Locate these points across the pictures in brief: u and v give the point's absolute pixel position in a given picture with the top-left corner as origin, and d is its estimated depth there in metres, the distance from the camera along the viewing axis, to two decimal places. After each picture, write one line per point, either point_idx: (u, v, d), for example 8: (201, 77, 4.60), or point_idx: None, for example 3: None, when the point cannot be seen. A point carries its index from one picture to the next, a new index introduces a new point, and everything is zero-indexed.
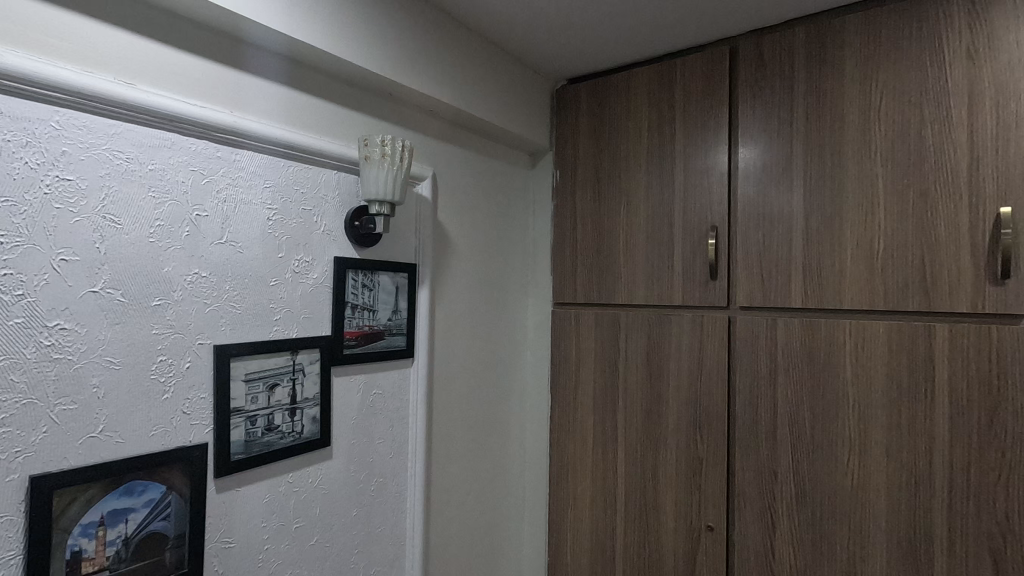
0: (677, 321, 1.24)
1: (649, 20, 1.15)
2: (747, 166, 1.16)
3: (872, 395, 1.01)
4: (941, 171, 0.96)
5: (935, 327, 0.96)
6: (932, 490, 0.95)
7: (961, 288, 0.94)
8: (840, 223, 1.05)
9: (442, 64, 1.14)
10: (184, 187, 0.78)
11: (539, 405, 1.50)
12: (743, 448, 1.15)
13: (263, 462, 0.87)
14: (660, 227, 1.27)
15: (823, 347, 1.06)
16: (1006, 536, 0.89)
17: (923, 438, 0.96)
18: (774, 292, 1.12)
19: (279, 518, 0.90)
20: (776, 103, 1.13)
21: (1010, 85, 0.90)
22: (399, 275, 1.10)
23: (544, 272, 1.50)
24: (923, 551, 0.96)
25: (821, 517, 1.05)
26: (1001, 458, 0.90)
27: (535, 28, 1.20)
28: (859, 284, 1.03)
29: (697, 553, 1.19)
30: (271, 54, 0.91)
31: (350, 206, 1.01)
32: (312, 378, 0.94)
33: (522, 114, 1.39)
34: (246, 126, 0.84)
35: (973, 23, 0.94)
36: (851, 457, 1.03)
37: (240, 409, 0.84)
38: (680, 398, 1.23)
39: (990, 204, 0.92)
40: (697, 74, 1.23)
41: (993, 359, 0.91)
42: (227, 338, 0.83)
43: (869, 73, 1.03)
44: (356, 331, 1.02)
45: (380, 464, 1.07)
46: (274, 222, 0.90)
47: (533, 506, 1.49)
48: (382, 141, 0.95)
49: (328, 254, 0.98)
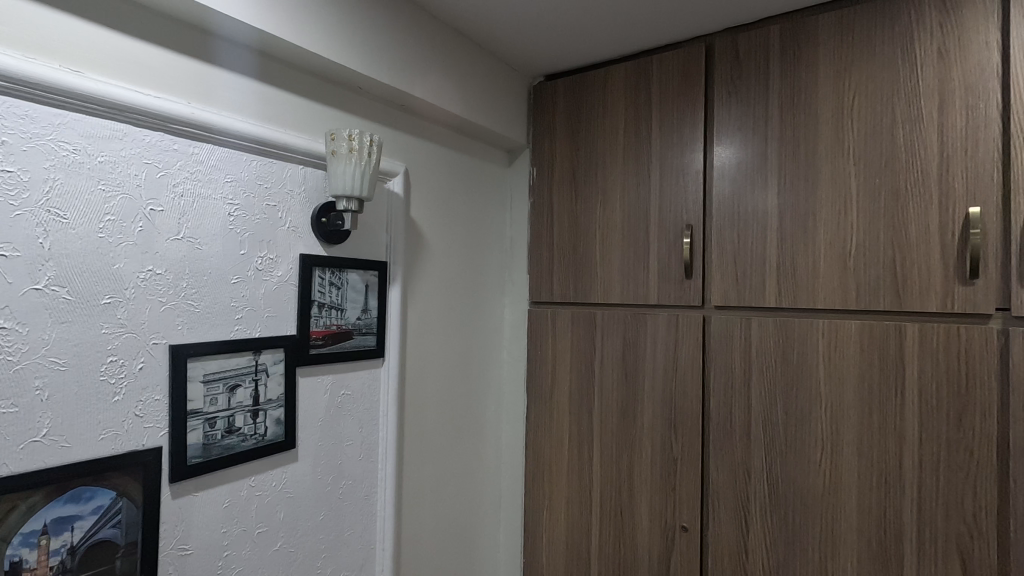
0: (652, 320, 1.23)
1: (626, 16, 1.13)
2: (722, 164, 1.15)
3: (844, 395, 1.01)
4: (912, 171, 0.96)
5: (905, 327, 0.96)
6: (902, 489, 0.95)
7: (931, 287, 0.94)
8: (813, 222, 1.05)
9: (415, 57, 1.12)
10: (137, 180, 0.75)
11: (516, 405, 1.48)
12: (717, 448, 1.14)
13: (222, 466, 0.84)
14: (636, 226, 1.26)
15: (797, 346, 1.06)
16: (974, 535, 0.89)
17: (893, 438, 0.96)
18: (748, 291, 1.12)
19: (241, 523, 0.87)
20: (752, 102, 1.13)
21: (978, 86, 0.91)
22: (368, 274, 1.07)
23: (520, 271, 1.48)
24: (893, 551, 0.96)
25: (793, 517, 1.05)
26: (969, 457, 0.90)
27: (511, 22, 1.18)
28: (833, 284, 1.03)
29: (671, 554, 1.19)
30: (235, 44, 0.88)
31: (318, 202, 0.98)
32: (275, 379, 0.92)
33: (498, 111, 1.37)
34: (207, 118, 0.81)
35: (945, 23, 0.94)
36: (824, 457, 1.02)
37: (198, 411, 0.81)
38: (655, 398, 1.22)
39: (960, 204, 0.92)
40: (673, 72, 1.22)
41: (962, 358, 0.91)
42: (185, 338, 0.80)
43: (842, 72, 1.03)
44: (323, 331, 0.99)
45: (349, 467, 1.05)
46: (235, 218, 0.87)
47: (510, 507, 1.48)
48: (350, 136, 0.92)
49: (293, 251, 0.95)
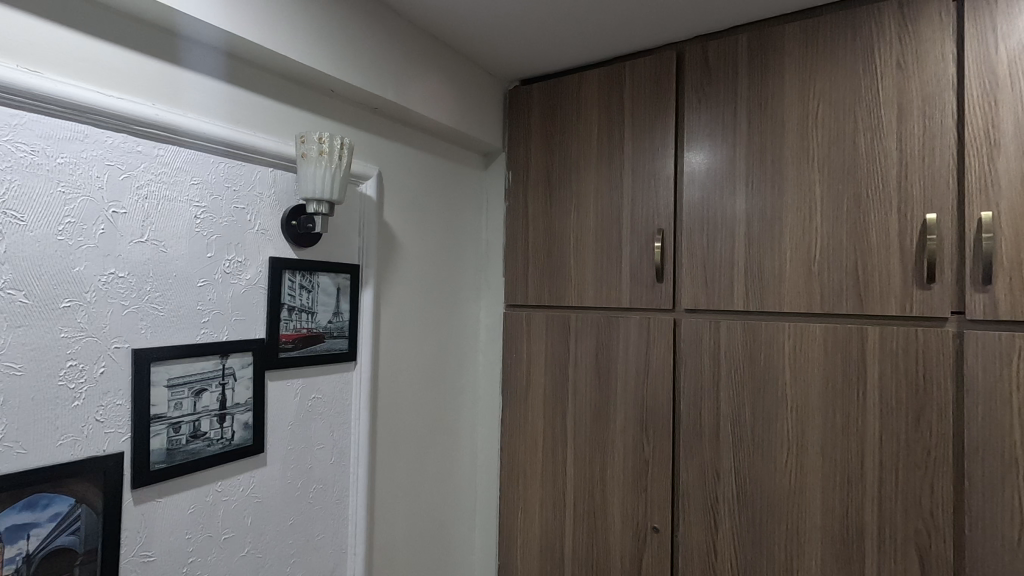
0: (625, 323, 1.25)
1: (598, 22, 1.15)
2: (694, 169, 1.17)
3: (809, 396, 1.03)
4: (873, 177, 0.99)
5: (866, 329, 0.98)
6: (864, 489, 0.98)
7: (890, 291, 0.97)
8: (779, 227, 1.07)
9: (388, 60, 1.12)
10: (99, 181, 0.74)
11: (491, 407, 1.48)
12: (687, 450, 1.15)
13: (187, 472, 0.83)
14: (609, 229, 1.28)
15: (764, 349, 1.08)
16: (931, 532, 0.92)
17: (855, 438, 0.99)
18: (717, 294, 1.14)
19: (207, 529, 0.86)
20: (721, 108, 1.14)
21: (935, 97, 0.94)
22: (340, 276, 1.07)
23: (495, 274, 1.49)
24: (855, 548, 0.98)
25: (761, 517, 1.07)
26: (926, 456, 0.93)
27: (485, 27, 1.19)
28: (798, 288, 1.05)
29: (643, 555, 1.20)
30: (202, 46, 0.87)
31: (288, 205, 0.98)
32: (243, 383, 0.91)
33: (473, 114, 1.37)
34: (172, 120, 0.81)
35: (903, 34, 0.97)
36: (789, 457, 1.05)
37: (162, 416, 0.80)
38: (627, 400, 1.23)
39: (917, 210, 0.95)
40: (645, 78, 1.24)
41: (920, 360, 0.94)
42: (148, 341, 0.79)
43: (807, 81, 1.05)
44: (294, 334, 0.99)
45: (320, 471, 1.04)
46: (201, 220, 0.86)
47: (485, 510, 1.48)
48: (320, 138, 0.92)
49: (262, 254, 0.94)
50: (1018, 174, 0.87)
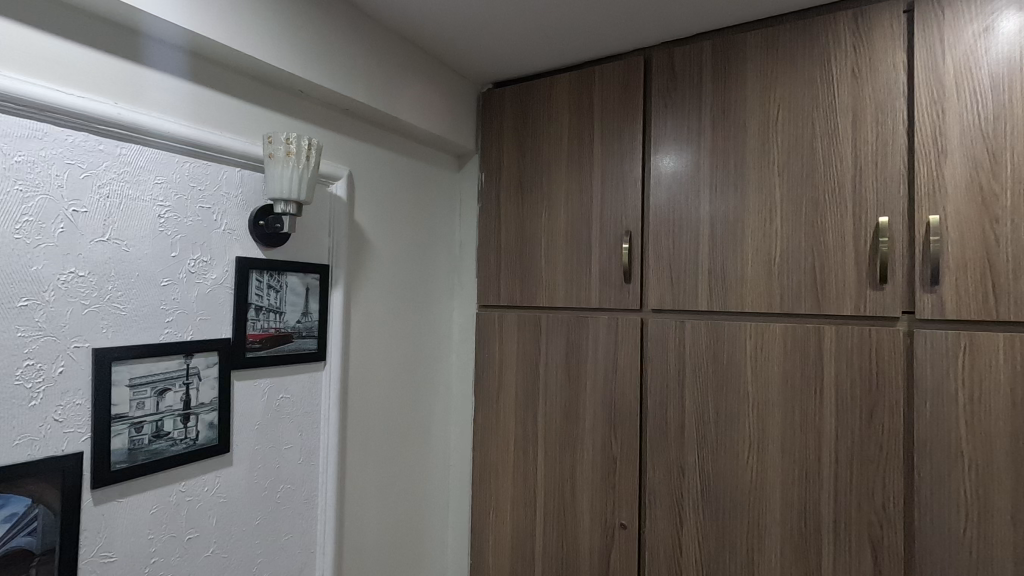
0: (594, 323, 1.27)
1: (567, 27, 1.17)
2: (661, 172, 1.19)
3: (770, 394, 1.06)
4: (829, 182, 1.02)
5: (823, 328, 1.02)
6: (821, 484, 1.01)
7: (846, 291, 1.00)
8: (742, 229, 1.10)
9: (357, 62, 1.12)
10: (59, 180, 0.74)
11: (464, 406, 1.49)
12: (653, 448, 1.17)
13: (149, 472, 0.83)
14: (579, 230, 1.29)
15: (726, 348, 1.10)
16: (883, 524, 0.95)
17: (813, 434, 1.02)
18: (682, 294, 1.16)
19: (170, 529, 0.86)
20: (686, 112, 1.17)
21: (886, 104, 0.97)
22: (309, 276, 1.07)
23: (468, 274, 1.50)
24: (813, 541, 1.01)
25: (724, 512, 1.09)
26: (879, 451, 0.96)
27: (456, 30, 1.20)
28: (758, 289, 1.08)
29: (611, 551, 1.22)
30: (167, 45, 0.87)
31: (255, 205, 0.98)
32: (208, 383, 0.91)
33: (446, 116, 1.38)
34: (135, 119, 0.80)
35: (858, 44, 1.00)
36: (751, 453, 1.07)
37: (123, 416, 0.80)
38: (596, 399, 1.25)
39: (870, 213, 0.98)
40: (614, 83, 1.26)
41: (873, 359, 0.97)
42: (110, 341, 0.79)
43: (768, 88, 1.09)
44: (261, 334, 0.99)
45: (287, 471, 1.04)
46: (165, 219, 0.86)
47: (457, 509, 1.49)
48: (287, 140, 0.92)
49: (229, 254, 0.94)
50: (963, 179, 0.91)
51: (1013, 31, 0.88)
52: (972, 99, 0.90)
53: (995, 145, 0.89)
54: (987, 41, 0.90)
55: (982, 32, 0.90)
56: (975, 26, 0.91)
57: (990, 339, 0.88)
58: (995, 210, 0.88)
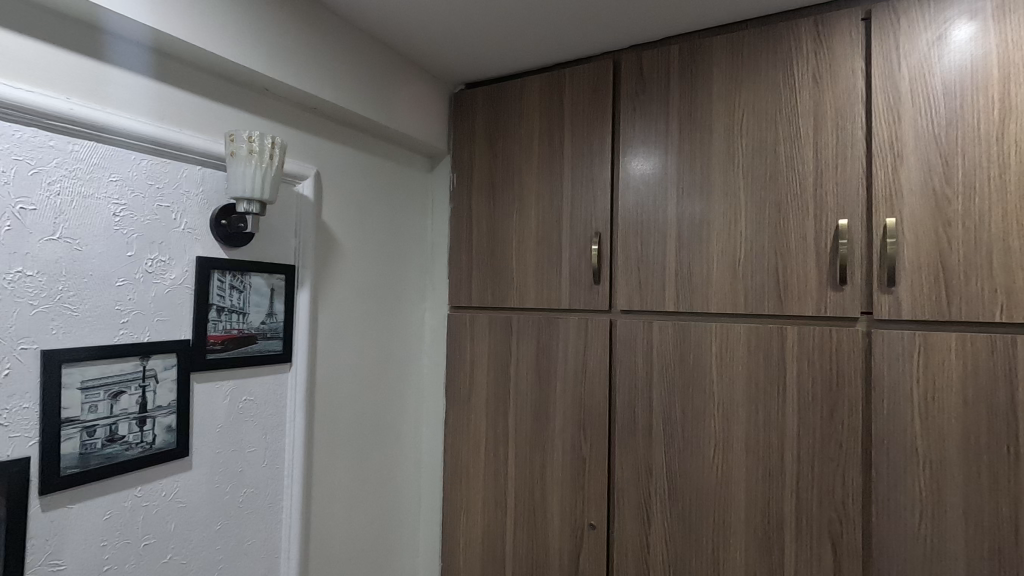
0: (564, 324, 1.27)
1: (536, 29, 1.17)
2: (631, 174, 1.20)
3: (735, 393, 1.07)
4: (792, 185, 1.04)
5: (786, 329, 1.03)
6: (784, 482, 1.02)
7: (808, 293, 1.02)
8: (707, 231, 1.11)
9: (325, 60, 1.11)
10: (6, 176, 0.72)
11: (435, 408, 1.48)
12: (622, 448, 1.18)
13: (102, 476, 0.81)
14: (550, 231, 1.30)
15: (693, 348, 1.12)
16: (843, 520, 0.97)
17: (776, 433, 1.03)
18: (650, 295, 1.17)
19: (124, 535, 0.84)
20: (654, 115, 1.18)
21: (846, 110, 1.00)
22: (274, 277, 1.06)
23: (440, 275, 1.50)
24: (775, 538, 1.03)
25: (690, 511, 1.10)
26: (838, 449, 0.98)
27: (426, 30, 1.20)
28: (723, 290, 1.09)
29: (581, 552, 1.22)
30: (124, 40, 0.85)
31: (217, 204, 0.96)
32: (166, 385, 0.89)
33: (417, 117, 1.38)
34: (89, 115, 0.78)
35: (818, 51, 1.02)
36: (716, 452, 1.08)
37: (74, 419, 0.78)
38: (566, 399, 1.26)
39: (831, 216, 1.00)
40: (584, 85, 1.27)
41: (834, 359, 0.99)
42: (60, 342, 0.77)
43: (733, 92, 1.10)
44: (223, 335, 0.97)
45: (251, 475, 1.03)
46: (121, 218, 0.84)
47: (429, 511, 1.48)
48: (250, 137, 0.91)
49: (189, 254, 0.93)
50: (918, 183, 0.93)
51: (964, 40, 0.91)
52: (926, 105, 0.93)
53: (949, 150, 0.91)
54: (940, 49, 0.92)
55: (935, 40, 0.93)
56: (929, 34, 0.93)
57: (944, 339, 0.90)
58: (948, 214, 0.91)
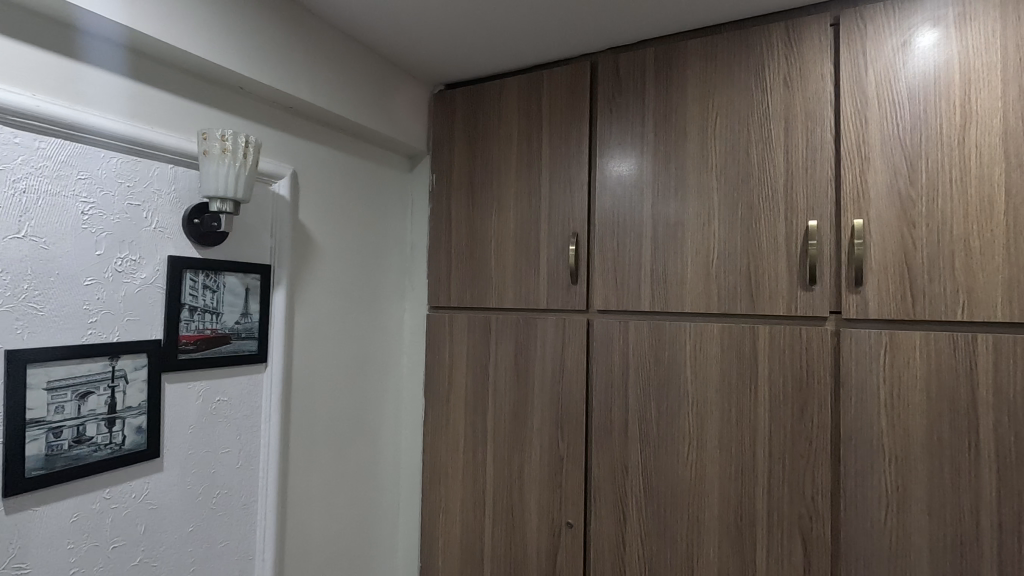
0: (542, 324, 1.28)
1: (514, 31, 1.18)
2: (608, 175, 1.21)
3: (708, 392, 1.09)
4: (764, 187, 1.06)
5: (757, 328, 1.05)
6: (755, 479, 1.04)
7: (779, 293, 1.04)
8: (682, 232, 1.13)
9: (301, 59, 1.11)
10: None
11: (415, 408, 1.48)
12: (598, 447, 1.19)
13: (69, 478, 0.80)
14: (528, 231, 1.31)
15: (668, 347, 1.13)
16: (813, 516, 0.99)
17: (748, 431, 1.05)
18: (625, 295, 1.18)
19: (92, 538, 0.83)
20: (631, 117, 1.20)
21: (816, 113, 1.02)
22: (249, 277, 1.05)
23: (420, 275, 1.49)
24: (747, 535, 1.04)
25: (665, 508, 1.12)
26: (808, 446, 1.00)
27: (405, 31, 1.20)
28: (697, 290, 1.11)
29: (558, 550, 1.23)
30: (94, 37, 0.84)
31: (190, 203, 0.96)
32: (136, 386, 0.88)
33: (396, 117, 1.38)
34: (56, 111, 0.77)
35: (789, 55, 1.04)
36: (690, 450, 1.10)
37: (39, 420, 0.77)
38: (544, 399, 1.26)
39: (801, 217, 1.02)
40: (561, 87, 1.28)
41: (804, 358, 1.01)
42: (26, 342, 0.76)
43: (706, 94, 1.12)
44: (195, 335, 0.96)
45: (224, 476, 1.02)
46: (90, 216, 0.83)
47: (408, 511, 1.48)
48: (222, 136, 0.90)
49: (161, 253, 0.92)
50: (884, 185, 0.95)
51: (928, 47, 0.93)
52: (892, 110, 0.95)
53: (913, 153, 0.93)
54: (905, 55, 0.95)
55: (900, 46, 0.95)
56: (894, 40, 0.96)
57: (909, 337, 0.93)
58: (913, 216, 0.93)
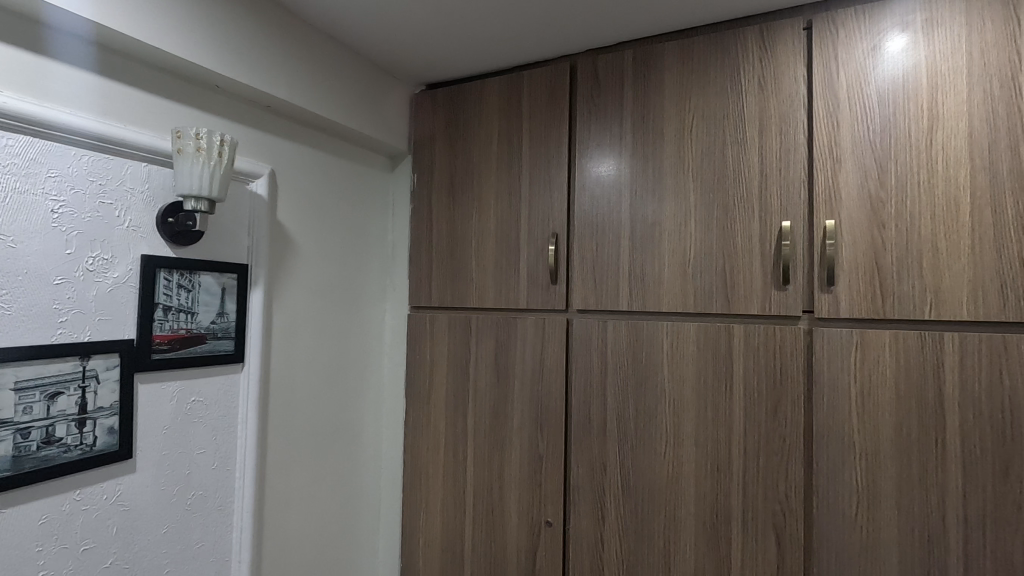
0: (522, 324, 1.28)
1: (493, 32, 1.18)
2: (587, 176, 1.22)
3: (684, 391, 1.10)
4: (739, 188, 1.07)
5: (732, 327, 1.06)
6: (730, 477, 1.05)
7: (753, 293, 1.05)
8: (659, 232, 1.14)
9: (279, 58, 1.10)
10: None
11: (396, 408, 1.48)
12: (577, 445, 1.20)
13: (38, 480, 0.79)
14: (509, 231, 1.31)
15: (645, 347, 1.14)
16: (786, 513, 1.00)
17: (723, 430, 1.06)
18: (604, 296, 1.19)
19: (61, 540, 0.82)
20: (609, 118, 1.20)
21: (789, 116, 1.03)
22: (224, 276, 1.04)
23: (400, 275, 1.49)
24: (723, 532, 1.05)
25: (643, 507, 1.12)
26: (782, 443, 1.01)
27: (384, 31, 1.20)
28: (674, 290, 1.12)
29: (537, 549, 1.24)
30: (64, 34, 0.83)
31: (164, 202, 0.95)
32: (108, 386, 0.87)
33: (377, 117, 1.38)
34: (25, 108, 0.77)
35: (764, 58, 1.06)
36: (667, 449, 1.11)
37: (6, 421, 0.76)
38: (524, 398, 1.27)
39: (775, 218, 1.04)
40: (541, 87, 1.29)
41: (777, 356, 1.02)
42: None
43: (683, 96, 1.13)
44: (169, 335, 0.95)
45: (199, 477, 1.01)
46: (60, 214, 0.82)
47: (388, 511, 1.47)
48: (196, 135, 0.89)
49: (134, 252, 0.91)
50: (855, 187, 0.97)
51: (897, 51, 0.95)
52: (862, 113, 0.97)
53: (883, 156, 0.95)
54: (875, 59, 0.96)
55: (871, 50, 0.97)
56: (865, 45, 0.97)
57: (879, 336, 0.94)
58: (883, 218, 0.95)
